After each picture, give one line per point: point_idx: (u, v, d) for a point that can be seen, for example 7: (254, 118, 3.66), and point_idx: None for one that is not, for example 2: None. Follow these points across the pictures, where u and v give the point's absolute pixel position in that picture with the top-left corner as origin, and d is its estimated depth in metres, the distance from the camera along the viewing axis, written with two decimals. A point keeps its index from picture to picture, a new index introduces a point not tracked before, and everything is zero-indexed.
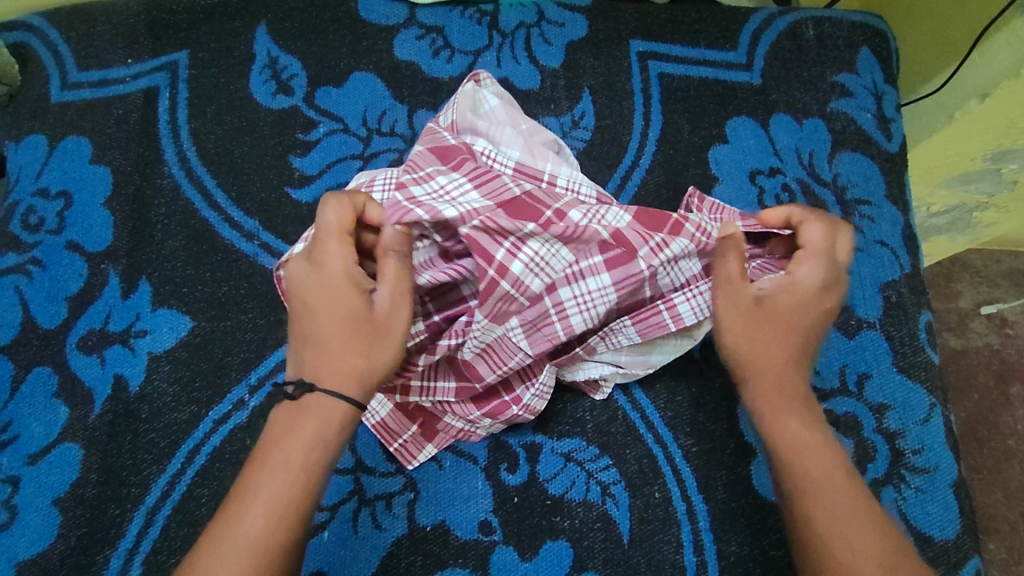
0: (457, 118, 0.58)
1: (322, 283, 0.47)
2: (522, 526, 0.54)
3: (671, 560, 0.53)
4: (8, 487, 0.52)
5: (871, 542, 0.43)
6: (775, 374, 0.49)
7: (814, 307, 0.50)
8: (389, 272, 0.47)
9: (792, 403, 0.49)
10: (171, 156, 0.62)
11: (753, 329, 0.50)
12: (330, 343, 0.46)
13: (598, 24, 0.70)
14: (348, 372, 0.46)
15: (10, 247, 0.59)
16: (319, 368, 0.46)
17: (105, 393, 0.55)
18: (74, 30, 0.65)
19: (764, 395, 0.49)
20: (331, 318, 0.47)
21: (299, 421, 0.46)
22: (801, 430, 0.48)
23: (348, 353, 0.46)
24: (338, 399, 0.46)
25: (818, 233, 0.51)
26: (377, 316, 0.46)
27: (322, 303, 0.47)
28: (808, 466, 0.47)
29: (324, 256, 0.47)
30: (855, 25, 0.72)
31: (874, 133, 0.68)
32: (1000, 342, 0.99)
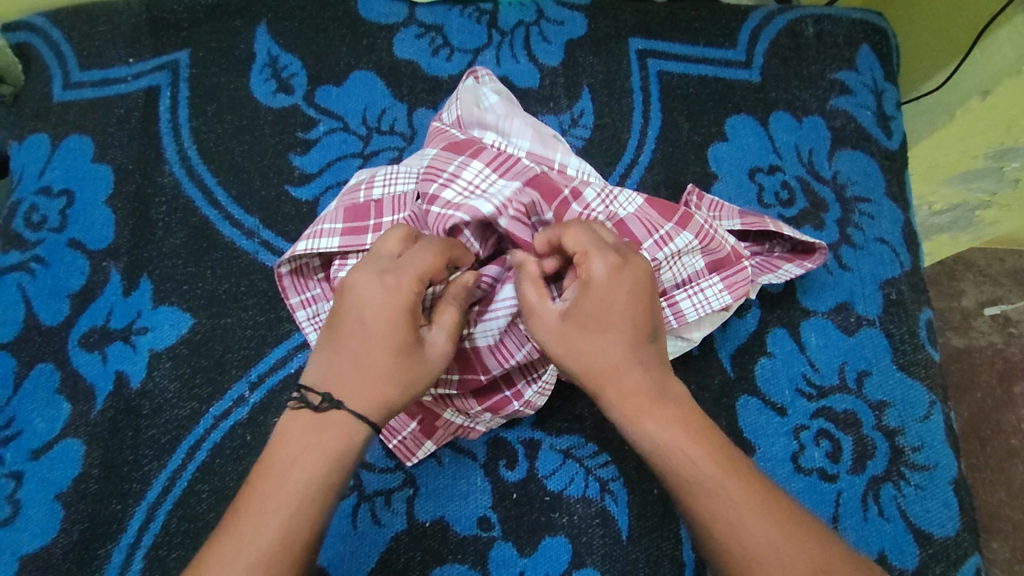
0: (462, 114, 0.59)
1: (392, 311, 0.44)
2: (520, 522, 0.54)
3: (670, 556, 0.54)
4: (11, 483, 0.52)
5: (784, 552, 0.39)
6: (613, 377, 0.44)
7: (608, 300, 0.45)
8: (447, 319, 0.47)
9: (646, 403, 0.44)
10: (172, 155, 0.63)
11: (575, 340, 0.45)
12: (377, 372, 0.44)
13: (597, 22, 0.70)
14: (377, 399, 0.44)
15: (13, 245, 0.59)
16: (353, 387, 0.44)
17: (106, 389, 0.55)
18: (76, 30, 0.66)
19: (622, 399, 0.44)
20: (387, 347, 0.44)
21: (323, 435, 0.42)
22: (691, 439, 0.43)
23: (386, 384, 0.44)
24: (366, 422, 0.43)
25: (583, 237, 0.47)
26: (426, 357, 0.46)
27: (377, 324, 0.44)
28: (682, 470, 0.42)
29: (400, 281, 0.45)
30: (855, 23, 0.71)
31: (874, 130, 0.68)
32: (1003, 341, 0.99)
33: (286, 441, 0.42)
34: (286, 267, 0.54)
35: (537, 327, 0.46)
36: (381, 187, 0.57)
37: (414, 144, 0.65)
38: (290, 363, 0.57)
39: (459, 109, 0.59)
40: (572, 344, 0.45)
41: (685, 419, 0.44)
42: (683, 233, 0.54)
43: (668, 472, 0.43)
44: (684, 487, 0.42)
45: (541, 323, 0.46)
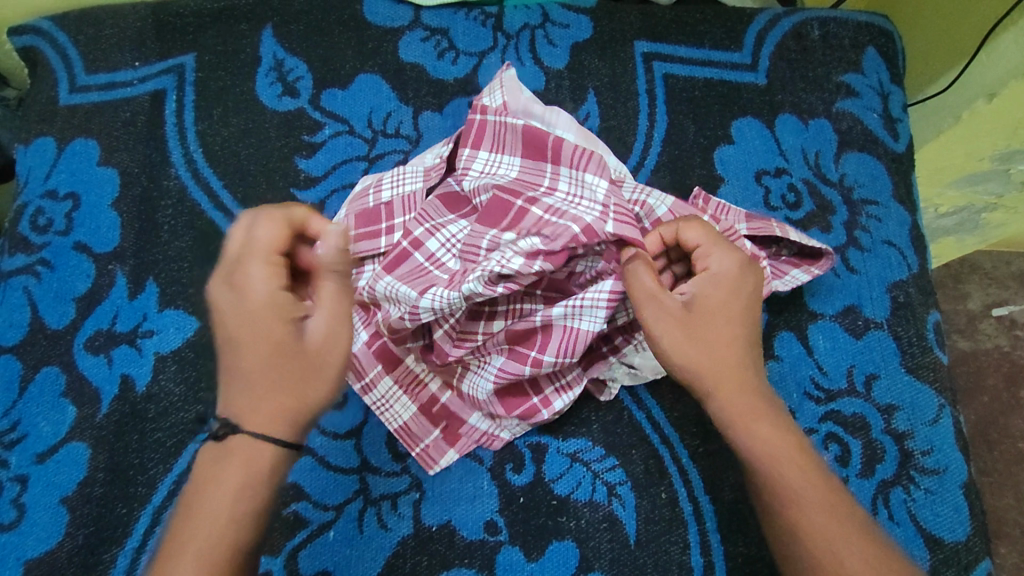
0: (508, 102, 0.59)
1: (244, 311, 0.43)
2: (527, 527, 0.53)
3: (678, 561, 0.53)
4: (17, 486, 0.52)
5: (872, 567, 0.43)
6: (727, 374, 0.48)
7: (733, 298, 0.49)
8: (324, 295, 0.45)
9: (757, 406, 0.47)
10: (178, 158, 0.63)
11: (691, 336, 0.48)
12: (257, 379, 0.43)
13: (602, 25, 0.70)
14: (278, 413, 0.43)
15: (19, 248, 0.59)
16: (249, 406, 0.42)
17: (112, 392, 0.55)
18: (82, 34, 0.66)
19: (731, 399, 0.47)
20: (256, 348, 0.43)
21: (222, 470, 0.42)
22: (797, 447, 0.47)
23: (277, 392, 0.43)
24: (267, 440, 0.42)
25: (701, 231, 0.50)
26: (309, 346, 0.44)
27: (244, 331, 0.43)
28: (784, 474, 0.46)
29: (246, 279, 0.44)
30: (861, 25, 0.71)
31: (881, 132, 0.68)
32: (1010, 344, 0.98)
33: (202, 478, 0.43)
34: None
35: (652, 312, 0.48)
36: (390, 189, 0.58)
37: (420, 147, 0.65)
38: None
39: (505, 95, 0.59)
40: (692, 337, 0.48)
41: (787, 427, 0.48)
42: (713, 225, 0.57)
43: (775, 474, 0.46)
44: (788, 491, 0.45)
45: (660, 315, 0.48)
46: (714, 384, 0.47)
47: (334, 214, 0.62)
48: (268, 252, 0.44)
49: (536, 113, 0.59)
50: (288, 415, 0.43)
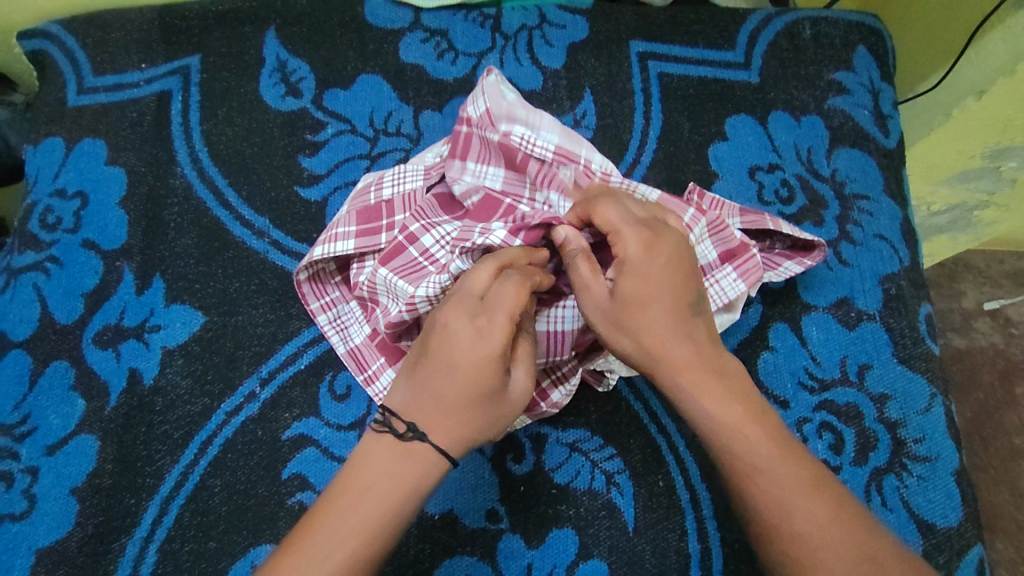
0: (490, 107, 0.57)
1: (478, 351, 0.45)
2: (528, 514, 0.55)
3: (676, 547, 0.54)
4: (27, 477, 0.53)
5: (825, 530, 0.42)
6: (667, 343, 0.46)
7: (659, 264, 0.47)
8: (524, 353, 0.48)
9: (708, 375, 0.45)
10: (184, 157, 0.64)
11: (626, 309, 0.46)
12: (452, 403, 0.45)
13: (598, 26, 0.72)
14: (465, 440, 0.45)
15: (29, 246, 0.61)
16: (434, 423, 0.44)
17: (120, 386, 0.56)
18: (90, 37, 0.67)
19: (678, 371, 0.45)
20: (470, 384, 0.45)
21: (401, 464, 0.44)
22: (747, 412, 0.45)
23: (463, 424, 0.45)
24: (446, 459, 0.44)
25: (616, 214, 0.49)
26: (509, 397, 0.46)
27: (468, 366, 0.45)
28: (734, 442, 0.44)
29: (491, 321, 0.45)
30: (851, 25, 0.73)
31: (872, 129, 0.69)
32: (1004, 341, 1.00)
33: (366, 458, 0.44)
34: (305, 274, 0.58)
35: (587, 303, 0.48)
36: (390, 187, 0.59)
37: (421, 146, 0.66)
38: (300, 359, 0.58)
39: (487, 103, 0.57)
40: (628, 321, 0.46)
41: (737, 390, 0.45)
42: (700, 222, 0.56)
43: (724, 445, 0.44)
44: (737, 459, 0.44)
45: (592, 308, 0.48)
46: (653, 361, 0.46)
47: (336, 211, 0.64)
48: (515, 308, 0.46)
49: (520, 119, 0.57)
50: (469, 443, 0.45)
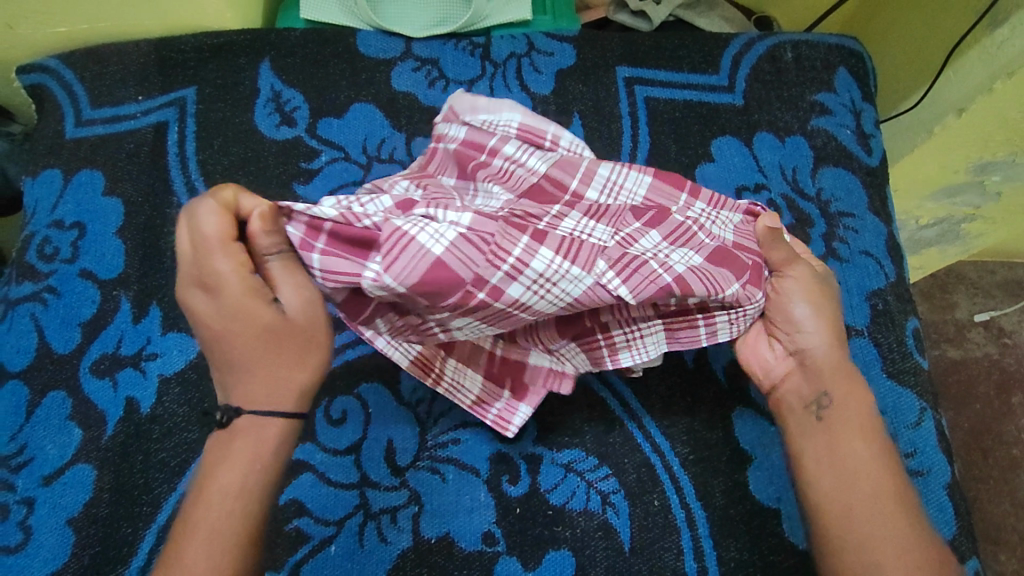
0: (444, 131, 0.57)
1: (228, 305, 0.44)
2: (524, 536, 0.55)
3: (673, 567, 0.55)
4: (24, 509, 0.53)
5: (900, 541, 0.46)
6: (833, 347, 0.52)
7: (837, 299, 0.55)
8: (277, 272, 0.44)
9: (856, 388, 0.51)
10: (180, 187, 0.65)
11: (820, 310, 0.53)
12: (253, 363, 0.45)
13: (585, 52, 0.73)
14: (286, 386, 0.46)
15: (26, 276, 0.61)
16: (252, 390, 0.45)
17: (117, 415, 0.56)
18: (88, 71, 0.69)
19: (829, 364, 0.51)
20: (247, 339, 0.44)
21: (240, 449, 0.45)
22: (872, 425, 0.50)
23: (267, 371, 0.45)
24: (274, 415, 0.45)
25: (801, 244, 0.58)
26: (291, 320, 0.45)
27: (232, 322, 0.44)
28: (856, 447, 0.49)
29: (214, 273, 0.43)
30: (831, 47, 0.75)
31: (854, 148, 0.71)
32: (998, 352, 1.01)
33: (212, 462, 0.45)
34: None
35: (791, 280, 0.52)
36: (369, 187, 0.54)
37: None
38: None
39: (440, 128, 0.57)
40: (816, 303, 0.52)
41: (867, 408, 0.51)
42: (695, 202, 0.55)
43: (840, 440, 0.49)
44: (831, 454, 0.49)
45: (802, 280, 0.52)
46: (819, 346, 0.52)
47: None
48: (225, 242, 0.43)
49: (481, 107, 0.57)
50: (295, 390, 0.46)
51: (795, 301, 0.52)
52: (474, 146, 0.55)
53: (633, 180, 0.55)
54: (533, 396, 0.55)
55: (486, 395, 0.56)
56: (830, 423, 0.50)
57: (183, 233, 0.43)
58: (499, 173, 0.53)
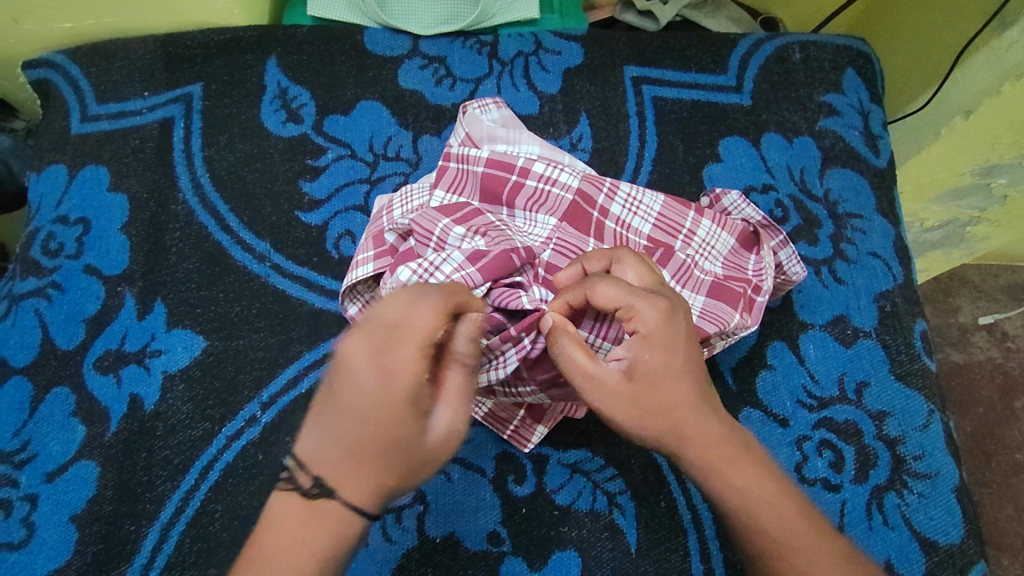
0: (471, 131, 0.62)
1: (385, 392, 0.42)
2: (530, 537, 0.54)
3: (679, 568, 0.54)
4: (26, 505, 0.53)
5: None
6: (693, 433, 0.45)
7: (674, 346, 0.46)
8: (451, 387, 0.45)
9: (736, 454, 0.45)
10: (186, 183, 0.65)
11: (651, 411, 0.45)
12: (367, 451, 0.41)
13: (593, 51, 0.73)
14: (379, 491, 0.42)
15: (31, 271, 0.61)
16: (349, 475, 0.41)
17: (120, 411, 0.56)
18: (94, 66, 0.68)
19: (706, 451, 0.45)
20: (379, 430, 0.41)
21: (313, 528, 0.41)
22: (777, 491, 0.45)
23: (372, 472, 0.41)
24: (360, 512, 0.41)
25: (633, 275, 0.49)
26: (428, 441, 0.43)
27: (377, 407, 0.42)
28: (765, 518, 0.44)
29: (398, 362, 0.42)
30: (840, 48, 0.74)
31: (862, 149, 0.71)
32: (1002, 356, 1.00)
33: (277, 518, 0.41)
34: (353, 306, 0.58)
35: (599, 390, 0.45)
36: (401, 209, 0.59)
37: (420, 169, 0.67)
38: (301, 383, 0.58)
39: (467, 128, 0.62)
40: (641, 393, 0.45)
41: (755, 471, 0.45)
42: (703, 223, 0.59)
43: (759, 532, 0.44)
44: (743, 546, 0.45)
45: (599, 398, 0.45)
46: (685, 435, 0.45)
47: (336, 235, 0.64)
48: (426, 341, 0.43)
49: (501, 137, 0.62)
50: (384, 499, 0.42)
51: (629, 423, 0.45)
52: (504, 167, 0.58)
53: (650, 198, 0.59)
54: (549, 418, 0.57)
55: (500, 410, 0.57)
56: (734, 517, 0.45)
57: (396, 310, 0.44)
58: (534, 195, 0.58)
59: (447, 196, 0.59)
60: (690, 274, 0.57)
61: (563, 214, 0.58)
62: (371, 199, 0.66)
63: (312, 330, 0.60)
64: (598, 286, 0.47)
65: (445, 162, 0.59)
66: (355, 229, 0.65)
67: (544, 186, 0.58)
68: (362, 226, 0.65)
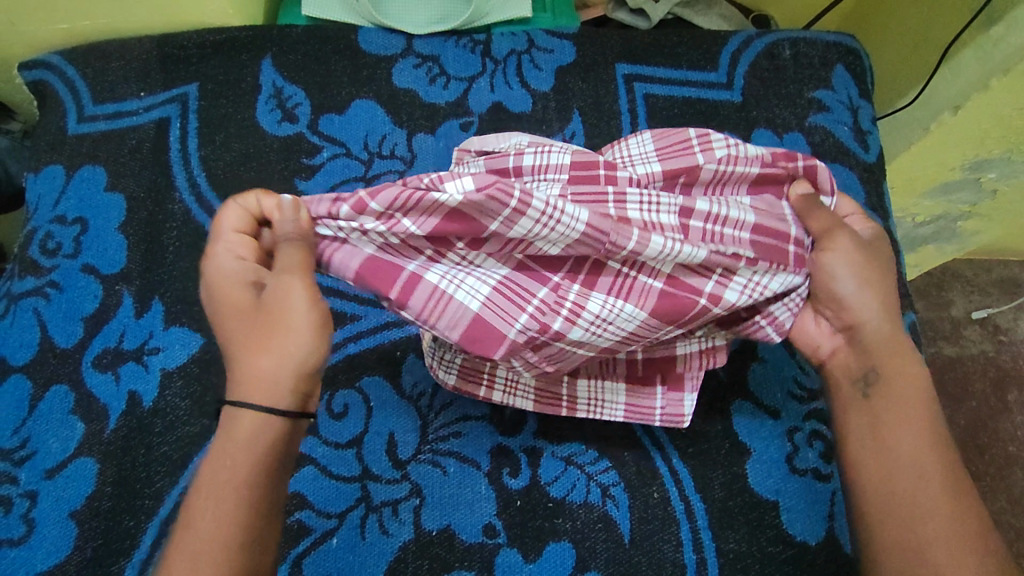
0: (465, 143, 0.58)
1: (218, 280, 0.44)
2: (524, 529, 0.55)
3: (672, 559, 0.55)
4: (27, 502, 0.53)
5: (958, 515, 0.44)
6: (888, 320, 0.49)
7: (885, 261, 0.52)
8: (289, 259, 0.43)
9: (906, 353, 0.49)
10: (182, 183, 0.65)
11: (866, 275, 0.50)
12: (236, 340, 0.43)
13: (585, 49, 0.74)
14: (257, 376, 0.42)
15: (29, 271, 0.61)
16: (240, 373, 0.42)
17: (119, 408, 0.57)
18: (90, 67, 0.69)
19: (885, 333, 0.49)
20: (234, 310, 0.44)
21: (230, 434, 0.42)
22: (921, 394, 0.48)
23: (246, 354, 0.43)
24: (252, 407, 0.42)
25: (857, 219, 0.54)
26: (273, 305, 0.43)
27: (223, 297, 0.44)
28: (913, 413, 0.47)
29: (220, 254, 0.44)
30: (829, 45, 0.75)
31: (852, 144, 0.71)
32: (994, 349, 1.01)
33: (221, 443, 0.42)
34: None
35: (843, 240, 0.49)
36: None
37: (414, 167, 0.68)
38: None
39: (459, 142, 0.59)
40: (859, 266, 0.49)
41: (917, 369, 0.49)
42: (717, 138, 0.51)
43: (888, 413, 0.47)
44: (875, 432, 0.47)
45: (847, 245, 0.49)
46: (869, 317, 0.49)
47: None
48: (231, 232, 0.45)
49: (491, 142, 0.57)
50: (274, 383, 0.42)
51: (840, 278, 0.49)
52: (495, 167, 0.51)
53: (638, 145, 0.54)
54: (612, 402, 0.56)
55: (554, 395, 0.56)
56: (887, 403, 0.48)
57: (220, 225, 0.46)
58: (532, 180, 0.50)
59: None
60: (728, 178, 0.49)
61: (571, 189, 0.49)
62: None
63: None
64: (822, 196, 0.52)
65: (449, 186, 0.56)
66: None
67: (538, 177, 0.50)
68: None
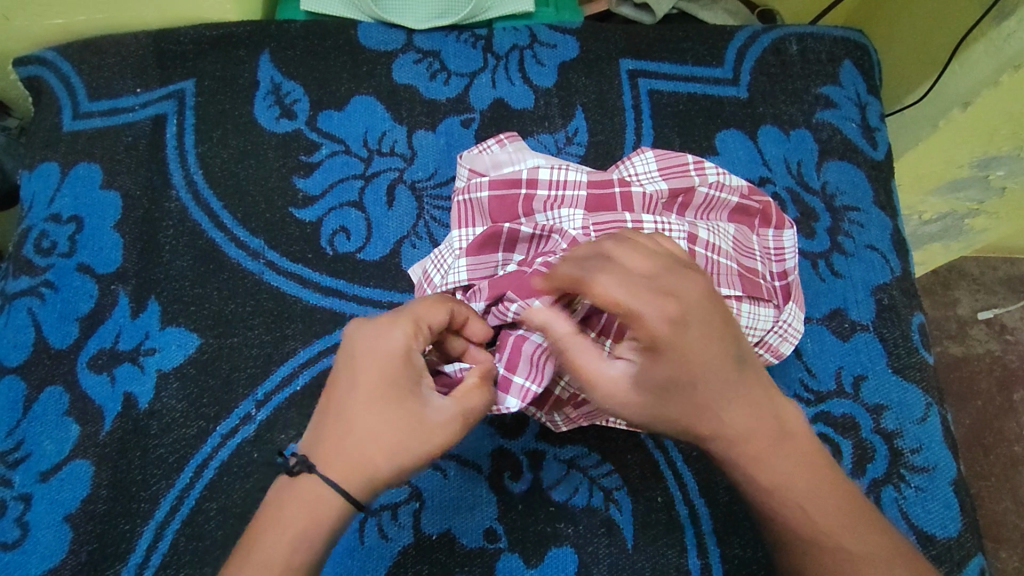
0: (472, 166, 0.62)
1: (377, 357, 0.44)
2: (526, 533, 0.54)
3: (676, 564, 0.54)
4: (21, 505, 0.53)
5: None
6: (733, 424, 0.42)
7: (710, 353, 0.42)
8: (463, 391, 0.45)
9: (777, 442, 0.43)
10: (179, 180, 0.64)
11: (657, 414, 0.43)
12: (358, 427, 0.43)
13: (588, 44, 0.73)
14: (359, 467, 0.42)
15: (23, 271, 0.61)
16: (341, 456, 0.42)
17: (115, 410, 0.56)
18: (85, 63, 0.68)
19: (738, 443, 0.42)
20: (370, 397, 0.43)
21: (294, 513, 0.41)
22: (802, 468, 0.43)
23: (352, 439, 0.42)
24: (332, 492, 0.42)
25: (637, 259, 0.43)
26: (426, 416, 0.43)
27: (367, 375, 0.44)
28: (807, 507, 0.43)
29: (391, 338, 0.45)
30: (837, 40, 0.74)
31: (860, 141, 0.70)
32: (1001, 348, 1.00)
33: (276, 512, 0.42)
34: None
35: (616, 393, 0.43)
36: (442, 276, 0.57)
37: (415, 165, 0.67)
38: (296, 381, 0.58)
39: (467, 164, 0.62)
40: (649, 411, 0.43)
41: (791, 447, 0.43)
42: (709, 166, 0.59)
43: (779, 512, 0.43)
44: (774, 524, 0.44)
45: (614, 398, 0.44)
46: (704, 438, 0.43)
47: (330, 231, 0.64)
48: (415, 322, 0.45)
49: (504, 161, 0.61)
50: (368, 481, 0.42)
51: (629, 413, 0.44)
52: (506, 188, 0.57)
53: (641, 161, 0.60)
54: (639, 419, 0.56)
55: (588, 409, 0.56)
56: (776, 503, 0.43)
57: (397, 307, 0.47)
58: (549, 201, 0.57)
59: (464, 232, 0.59)
60: (717, 202, 0.58)
61: (586, 207, 0.57)
62: (366, 195, 0.65)
63: (305, 328, 0.60)
64: (598, 280, 0.42)
65: (454, 201, 0.60)
66: (349, 225, 0.64)
67: (556, 191, 0.57)
68: (357, 223, 0.64)
